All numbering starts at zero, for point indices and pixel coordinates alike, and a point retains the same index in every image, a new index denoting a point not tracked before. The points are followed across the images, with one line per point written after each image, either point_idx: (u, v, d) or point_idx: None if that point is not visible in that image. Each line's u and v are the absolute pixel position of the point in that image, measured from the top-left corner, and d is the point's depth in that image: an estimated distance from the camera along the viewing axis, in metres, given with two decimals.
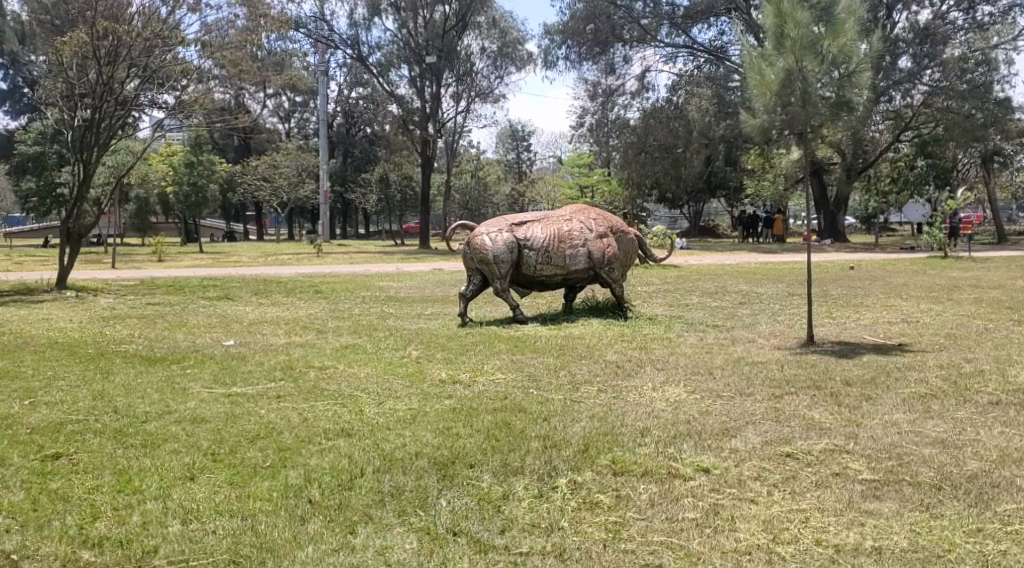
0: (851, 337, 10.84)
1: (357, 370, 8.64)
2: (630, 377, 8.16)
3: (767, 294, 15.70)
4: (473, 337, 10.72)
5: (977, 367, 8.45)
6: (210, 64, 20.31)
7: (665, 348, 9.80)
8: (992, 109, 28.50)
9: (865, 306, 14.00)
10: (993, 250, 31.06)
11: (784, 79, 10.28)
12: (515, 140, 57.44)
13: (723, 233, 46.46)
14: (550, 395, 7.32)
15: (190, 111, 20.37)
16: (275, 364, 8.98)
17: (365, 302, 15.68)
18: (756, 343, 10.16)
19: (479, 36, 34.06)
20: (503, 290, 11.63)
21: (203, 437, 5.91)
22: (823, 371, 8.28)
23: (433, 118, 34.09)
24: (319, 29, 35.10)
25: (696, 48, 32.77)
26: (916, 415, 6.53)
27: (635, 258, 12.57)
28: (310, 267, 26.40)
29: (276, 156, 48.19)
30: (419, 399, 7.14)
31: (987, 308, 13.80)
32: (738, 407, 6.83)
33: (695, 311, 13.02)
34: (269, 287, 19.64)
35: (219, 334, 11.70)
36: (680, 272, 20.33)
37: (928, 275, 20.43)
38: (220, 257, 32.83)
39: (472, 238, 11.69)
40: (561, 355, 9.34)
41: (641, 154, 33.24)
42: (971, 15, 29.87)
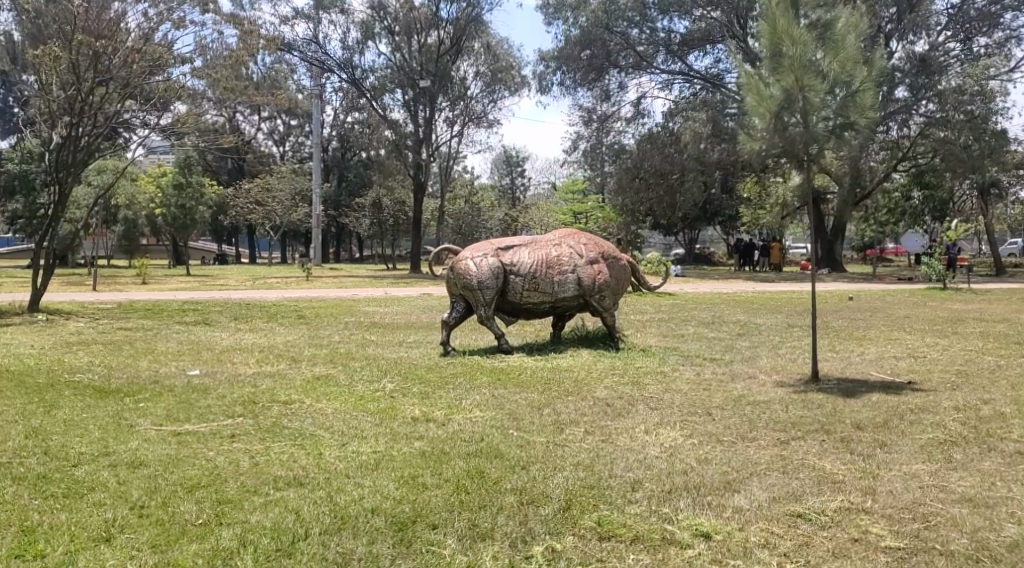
0: (856, 373, 10.19)
1: (324, 405, 7.95)
2: (621, 416, 7.49)
3: (765, 325, 15.10)
4: (455, 369, 10.04)
5: (996, 410, 7.80)
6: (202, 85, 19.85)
7: (659, 383, 9.12)
8: (989, 140, 28.07)
9: (869, 340, 13.36)
10: (993, 281, 30.47)
11: (783, 100, 9.70)
12: (509, 165, 56.99)
13: (719, 261, 45.92)
14: (531, 437, 6.64)
15: (179, 133, 19.90)
16: (236, 398, 8.28)
17: (346, 329, 14.97)
18: (755, 380, 9.52)
19: (474, 62, 33.57)
20: (487, 318, 10.96)
21: (135, 485, 5.24)
22: (830, 412, 7.64)
23: (427, 142, 33.55)
24: (312, 51, 34.62)
25: (692, 75, 32.36)
26: (938, 466, 5.87)
27: (627, 285, 11.94)
28: (298, 292, 25.69)
29: (269, 179, 47.51)
30: (387, 440, 6.47)
31: (995, 343, 13.16)
32: (740, 455, 6.16)
33: (692, 343, 12.34)
34: (251, 312, 18.93)
35: (185, 363, 10.99)
36: (675, 301, 19.72)
37: (929, 307, 19.84)
38: (207, 281, 32.03)
39: (456, 263, 11.05)
40: (547, 390, 8.66)
41: (636, 180, 32.75)
42: (968, 46, 29.45)
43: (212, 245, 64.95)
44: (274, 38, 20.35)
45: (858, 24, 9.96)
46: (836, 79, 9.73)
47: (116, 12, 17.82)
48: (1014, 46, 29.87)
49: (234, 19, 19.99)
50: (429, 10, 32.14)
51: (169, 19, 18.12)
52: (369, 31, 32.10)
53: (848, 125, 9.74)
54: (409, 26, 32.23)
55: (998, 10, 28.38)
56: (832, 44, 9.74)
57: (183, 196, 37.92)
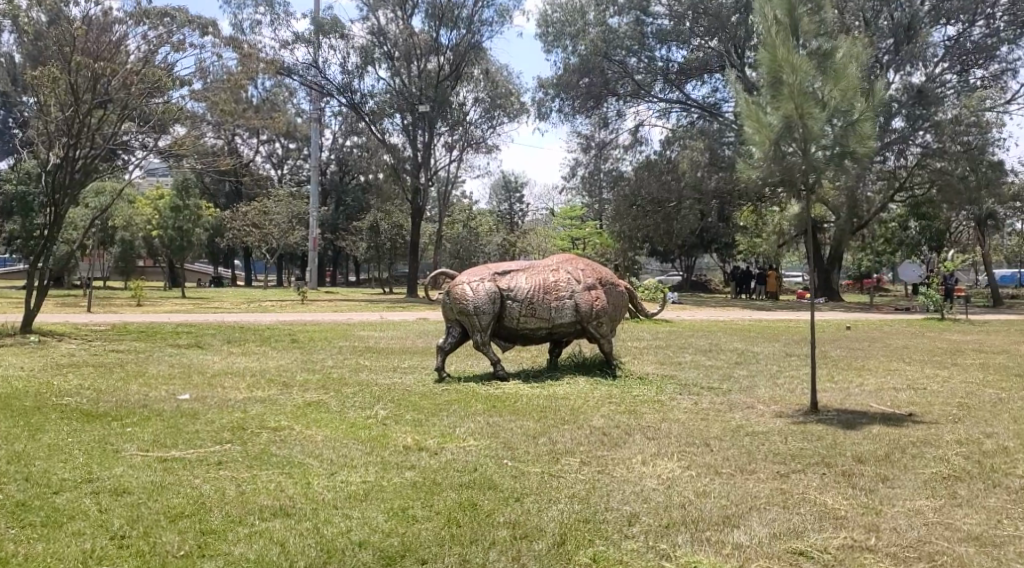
0: (856, 404, 10.06)
1: (314, 432, 7.79)
2: (617, 446, 7.34)
3: (763, 353, 14.98)
4: (450, 395, 9.89)
5: (1000, 445, 7.66)
6: (201, 108, 19.82)
7: (657, 413, 8.97)
8: (986, 172, 28.14)
9: (868, 370, 13.23)
10: (990, 312, 30.40)
11: (783, 128, 9.64)
12: (508, 191, 57.04)
13: (715, 288, 45.85)
14: (525, 468, 6.48)
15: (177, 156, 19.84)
16: (225, 424, 8.12)
17: (341, 354, 14.81)
18: (754, 409, 9.38)
19: (473, 88, 33.64)
20: (483, 343, 10.83)
21: (117, 513, 5.09)
22: (831, 445, 7.50)
23: (425, 167, 33.51)
24: (312, 75, 34.68)
25: (690, 104, 32.45)
26: (942, 503, 5.73)
27: (625, 312, 11.83)
28: (294, 315, 25.52)
29: (267, 202, 47.46)
30: (378, 469, 6.32)
31: (995, 374, 13.04)
32: (739, 488, 6.02)
33: (689, 371, 12.20)
34: (245, 335, 18.77)
35: (175, 387, 10.82)
36: (673, 328, 19.59)
37: (927, 338, 19.72)
38: (202, 303, 31.84)
39: (452, 287, 10.93)
40: (542, 418, 8.51)
41: (634, 207, 32.74)
42: (964, 78, 29.54)
43: (209, 267, 64.83)
44: (272, 61, 20.35)
45: (859, 53, 9.91)
46: (836, 107, 9.67)
47: (117, 36, 17.87)
48: (1010, 78, 30.02)
49: (234, 42, 20.01)
50: (430, 36, 32.27)
51: (168, 42, 18.10)
52: (369, 56, 32.16)
53: (848, 154, 9.66)
54: (409, 51, 32.34)
55: (995, 42, 28.53)
56: (833, 73, 9.69)
57: (181, 217, 37.34)
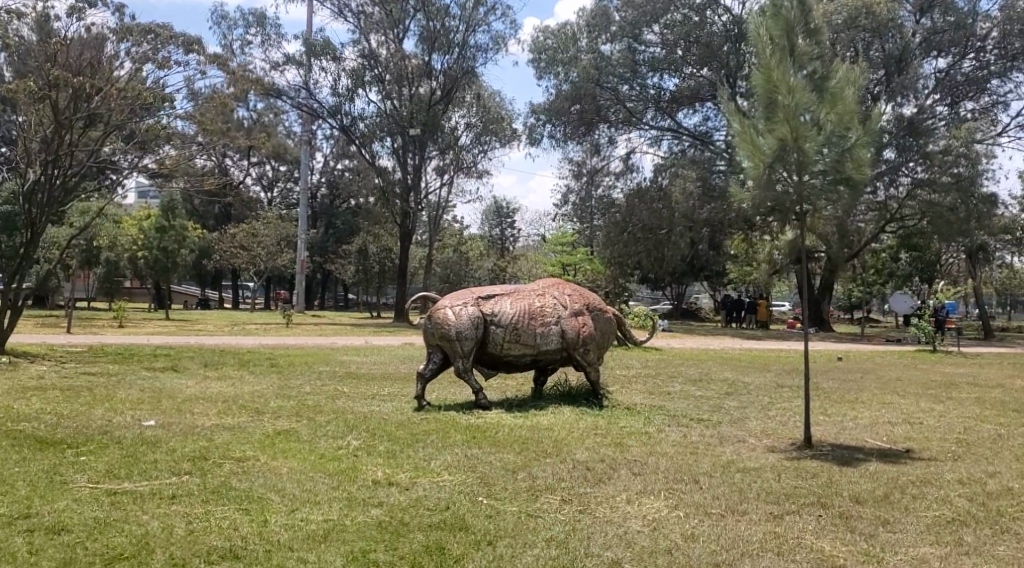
0: (851, 439, 9.66)
1: (280, 463, 7.34)
2: (601, 482, 6.91)
3: (754, 384, 14.59)
4: (429, 425, 9.46)
5: (1003, 485, 7.27)
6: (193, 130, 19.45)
7: (643, 446, 8.54)
8: (977, 204, 27.94)
9: (861, 403, 12.85)
10: (982, 345, 30.09)
11: (777, 153, 9.30)
12: (499, 216, 56.74)
13: (706, 317, 45.55)
14: (501, 506, 6.06)
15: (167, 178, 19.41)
16: (186, 453, 7.66)
17: (320, 379, 14.35)
18: (745, 444, 8.97)
19: (465, 113, 33.42)
20: (465, 370, 10.40)
21: (48, 555, 4.69)
22: (826, 483, 7.09)
23: (415, 191, 33.16)
24: (302, 98, 34.39)
25: (681, 132, 32.28)
26: (948, 550, 5.32)
27: (612, 340, 11.45)
28: (278, 338, 25.05)
29: (256, 225, 46.93)
30: (343, 506, 5.87)
31: (991, 409, 12.67)
32: (730, 531, 5.62)
33: (679, 402, 11.78)
34: (223, 358, 18.29)
35: (142, 412, 10.35)
36: (662, 356, 19.17)
37: (921, 370, 19.36)
38: (185, 326, 31.25)
39: (434, 311, 10.52)
40: (524, 451, 8.08)
41: (624, 234, 32.43)
42: (955, 110, 29.37)
43: (196, 289, 64.36)
44: (257, 80, 20.07)
45: (856, 77, 9.61)
46: (833, 132, 9.35)
47: (109, 53, 17.52)
48: (1001, 111, 29.93)
49: (219, 62, 19.71)
50: (421, 60, 32.13)
51: (154, 60, 17.75)
52: (360, 79, 31.75)
53: (844, 181, 9.33)
54: (400, 74, 32.11)
55: (986, 75, 28.45)
56: (830, 97, 9.37)
57: (165, 238, 36.58)
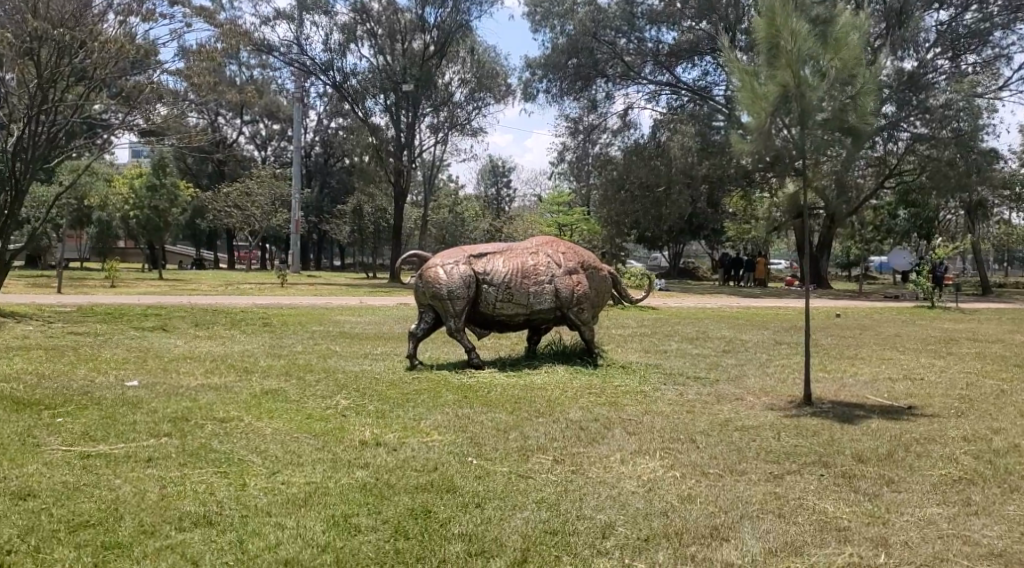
0: (851, 396, 9.45)
1: (264, 424, 7.10)
2: (596, 442, 6.67)
3: (752, 341, 14.37)
4: (420, 384, 9.23)
5: (1009, 442, 7.07)
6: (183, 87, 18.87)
7: (639, 405, 8.31)
8: (977, 158, 27.56)
9: (861, 360, 12.65)
10: (981, 301, 29.84)
11: (779, 99, 8.95)
12: (495, 175, 55.73)
13: (703, 275, 45.32)
14: (493, 467, 5.82)
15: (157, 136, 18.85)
16: (168, 414, 7.43)
17: (311, 338, 14.10)
18: (742, 402, 8.74)
19: (459, 69, 32.82)
20: (457, 330, 10.14)
21: (12, 522, 4.49)
22: (827, 441, 6.86)
23: (409, 148, 32.66)
24: (293, 54, 33.78)
25: (680, 87, 31.72)
26: (956, 511, 5.09)
27: (608, 299, 11.18)
28: (272, 298, 24.76)
29: (249, 183, 46.34)
30: (326, 468, 5.64)
31: (993, 365, 12.48)
32: (729, 491, 5.40)
33: (676, 360, 11.54)
34: (215, 318, 18.04)
35: (126, 372, 10.11)
36: (659, 315, 18.93)
37: (920, 326, 19.17)
38: (179, 286, 30.94)
39: (425, 270, 10.25)
40: (517, 411, 7.84)
41: (621, 192, 32.06)
42: (956, 64, 28.82)
43: (191, 250, 63.96)
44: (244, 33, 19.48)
45: (860, 21, 9.24)
46: (837, 78, 9.00)
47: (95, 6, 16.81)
48: (1002, 65, 29.42)
49: (206, 14, 19.19)
50: (414, 14, 31.40)
51: (138, 13, 17.24)
52: (352, 33, 31.07)
53: (848, 130, 8.99)
54: (392, 29, 31.47)
55: (988, 27, 27.79)
56: (834, 42, 8.99)
57: (156, 197, 35.31)
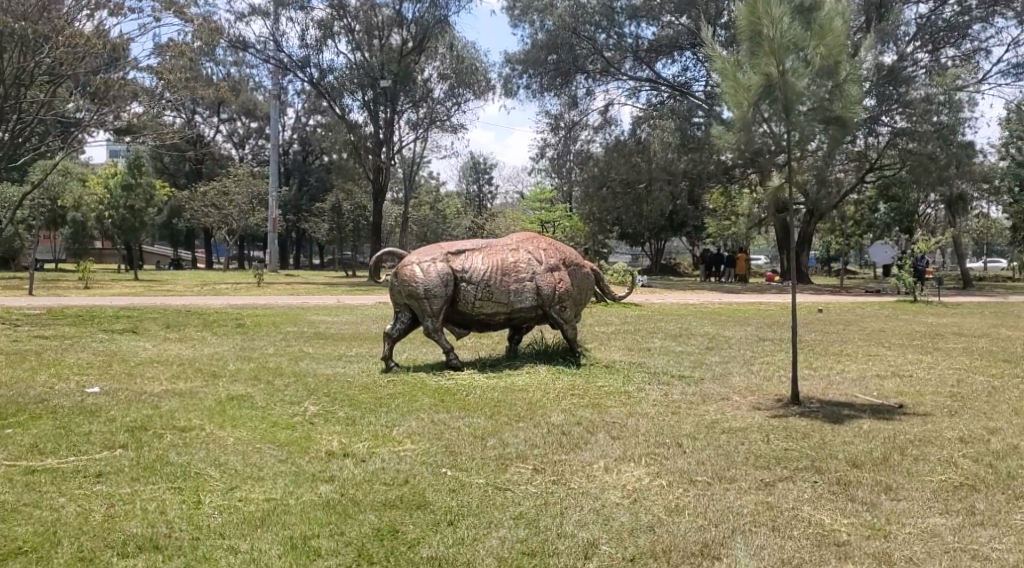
0: (841, 395, 9.17)
1: (227, 433, 6.72)
2: (578, 448, 6.33)
3: (736, 338, 14.08)
4: (396, 388, 8.86)
5: (1008, 443, 6.80)
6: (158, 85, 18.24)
7: (623, 406, 7.98)
8: (957, 151, 27.48)
9: (847, 356, 12.40)
10: (963, 295, 29.72)
11: (762, 89, 8.69)
12: (476, 172, 55.08)
13: (685, 271, 45.12)
14: (468, 478, 5.46)
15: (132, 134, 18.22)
16: (126, 423, 7.03)
17: (284, 340, 13.68)
18: (729, 401, 8.43)
19: (438, 64, 32.41)
20: (434, 330, 9.79)
21: None
22: (819, 445, 6.54)
23: (387, 145, 32.20)
24: (270, 50, 33.24)
25: (660, 82, 31.46)
26: (960, 521, 4.80)
27: (590, 296, 10.86)
28: (249, 298, 24.24)
29: (226, 182, 45.63)
30: (289, 482, 5.28)
31: (981, 360, 12.26)
32: (718, 501, 5.07)
33: (660, 359, 11.24)
34: (189, 319, 17.54)
35: (88, 378, 9.67)
36: (641, 312, 18.65)
37: (904, 320, 18.98)
38: (154, 286, 30.31)
39: (401, 268, 9.89)
40: (496, 415, 7.49)
41: (603, 189, 31.75)
42: (936, 57, 28.68)
43: (168, 251, 63.12)
44: (217, 28, 19.00)
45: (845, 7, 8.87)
46: (822, 67, 8.67)
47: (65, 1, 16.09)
48: (982, 58, 29.33)
49: (178, 9, 18.66)
50: (392, 10, 30.93)
51: (107, 7, 16.65)
52: (328, 29, 30.50)
53: (834, 121, 8.69)
54: (369, 24, 30.88)
55: (967, 21, 27.69)
56: (818, 28, 8.64)
57: (132, 196, 34.53)
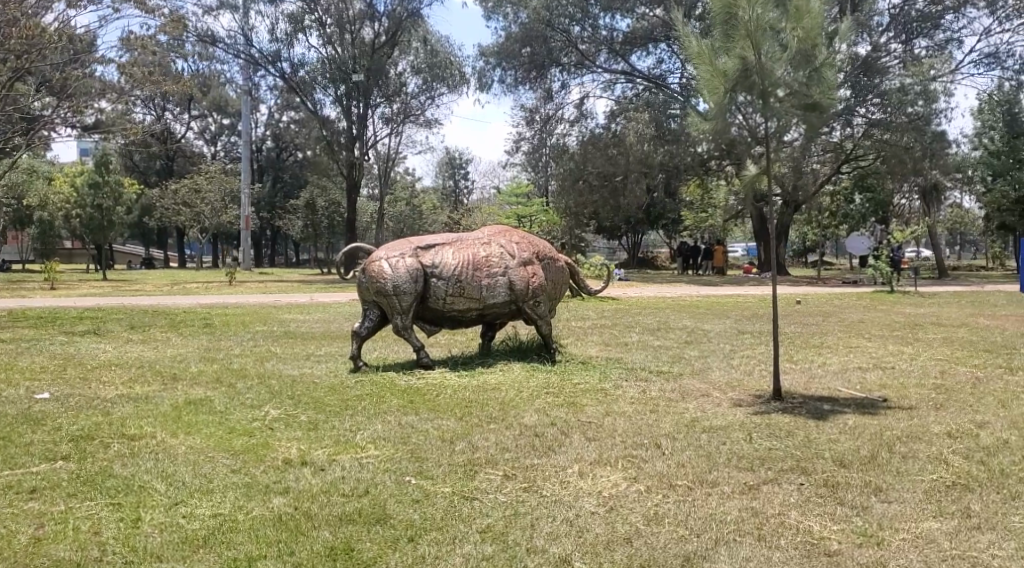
0: (823, 388, 8.90)
1: (179, 441, 6.33)
2: (551, 452, 5.99)
3: (715, 332, 13.79)
4: (365, 388, 8.49)
5: (997, 438, 6.54)
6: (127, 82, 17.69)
7: (599, 405, 7.65)
8: (932, 142, 27.46)
9: (827, 348, 12.16)
10: (940, 284, 29.71)
11: (738, 73, 8.38)
12: (452, 167, 54.48)
13: (663, 264, 44.93)
14: (434, 487, 5.11)
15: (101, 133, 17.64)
16: (73, 432, 6.60)
17: (251, 340, 13.23)
18: (709, 398, 8.12)
19: (410, 58, 31.95)
20: (404, 328, 9.43)
21: None
22: (803, 443, 6.23)
23: (361, 141, 31.68)
24: (240, 45, 32.64)
25: (635, 75, 31.15)
26: (957, 525, 4.52)
27: (565, 290, 10.52)
28: (220, 297, 23.60)
29: (198, 179, 44.84)
30: (240, 495, 4.91)
31: (963, 350, 12.07)
32: (699, 508, 4.75)
33: (637, 354, 10.91)
34: (156, 320, 17.02)
35: (39, 383, 9.20)
36: (618, 306, 18.35)
37: (884, 311, 18.80)
38: (123, 286, 29.64)
39: (368, 265, 9.51)
40: (466, 417, 7.14)
41: (580, 182, 31.37)
42: (909, 48, 28.54)
43: (139, 250, 62.09)
44: (182, 21, 18.43)
45: None
46: (799, 51, 8.35)
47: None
48: (955, 47, 29.27)
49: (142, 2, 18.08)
50: (364, 4, 30.37)
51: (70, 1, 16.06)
52: (299, 24, 29.87)
53: (811, 107, 8.39)
54: (341, 19, 30.23)
55: (940, 11, 27.64)
56: (794, 11, 8.30)
57: (100, 195, 33.28)
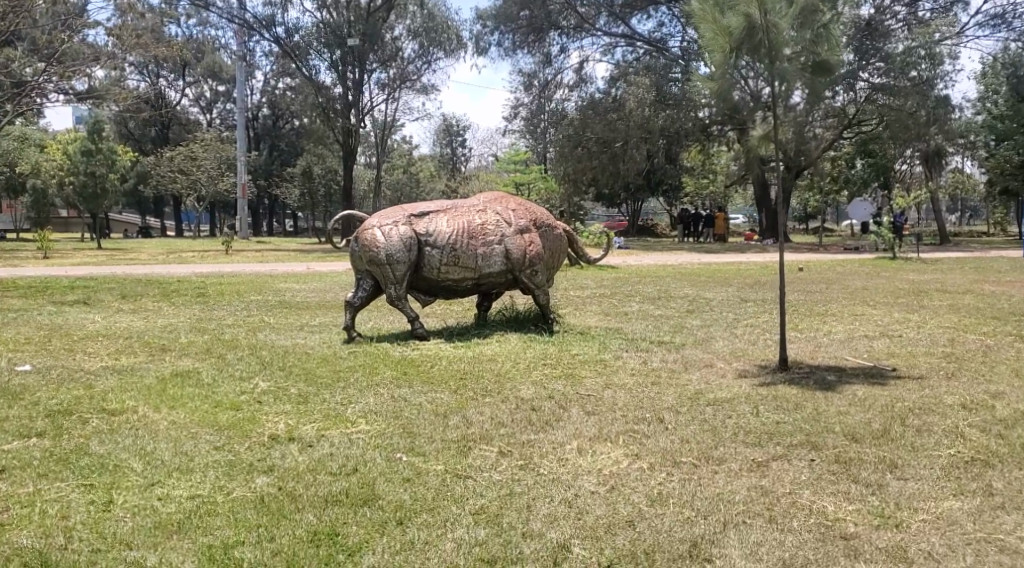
0: (829, 358, 8.62)
1: (160, 416, 6.06)
2: (548, 427, 5.72)
3: (717, 300, 13.47)
4: (357, 360, 8.20)
5: (1013, 410, 6.27)
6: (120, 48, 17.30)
7: (599, 377, 7.38)
8: (936, 106, 27.01)
9: (832, 315, 11.86)
10: (942, 250, 29.39)
11: (744, 32, 7.91)
12: (450, 134, 53.83)
13: (663, 231, 44.57)
14: (426, 465, 4.84)
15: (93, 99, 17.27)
16: (53, 407, 6.33)
17: (243, 310, 12.93)
18: (712, 369, 7.85)
19: (406, 22, 31.34)
20: (398, 298, 9.14)
21: None
22: (812, 417, 5.96)
23: (357, 107, 31.20)
24: (233, 10, 32.04)
25: (635, 38, 30.60)
26: (980, 504, 4.27)
27: (564, 258, 10.22)
28: (214, 267, 23.26)
29: (193, 146, 44.34)
30: (220, 474, 4.65)
31: (971, 317, 11.79)
32: (705, 488, 4.49)
33: (638, 323, 10.63)
34: (148, 289, 16.73)
35: (23, 354, 8.94)
36: (618, 274, 18.05)
37: (887, 277, 18.48)
38: (118, 255, 29.29)
39: (361, 233, 9.19)
40: (460, 390, 6.86)
41: (579, 148, 30.84)
42: (913, 10, 27.97)
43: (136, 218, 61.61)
44: None
45: None
46: (806, 6, 7.94)
47: None
48: (960, 9, 28.65)
49: None
50: None
51: None
52: None
53: (819, 66, 8.01)
54: None
55: None
56: None
57: (93, 162, 32.85)
